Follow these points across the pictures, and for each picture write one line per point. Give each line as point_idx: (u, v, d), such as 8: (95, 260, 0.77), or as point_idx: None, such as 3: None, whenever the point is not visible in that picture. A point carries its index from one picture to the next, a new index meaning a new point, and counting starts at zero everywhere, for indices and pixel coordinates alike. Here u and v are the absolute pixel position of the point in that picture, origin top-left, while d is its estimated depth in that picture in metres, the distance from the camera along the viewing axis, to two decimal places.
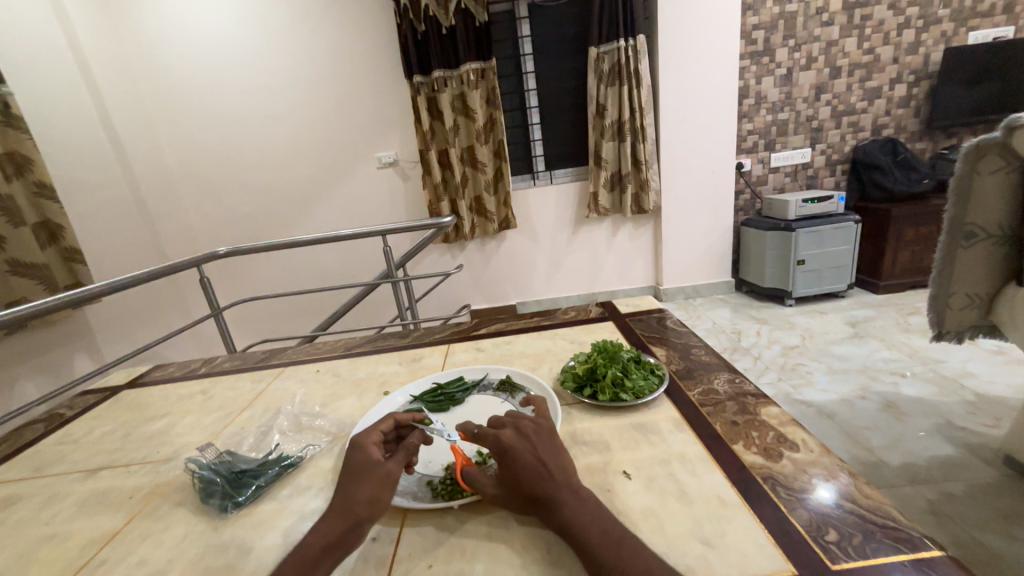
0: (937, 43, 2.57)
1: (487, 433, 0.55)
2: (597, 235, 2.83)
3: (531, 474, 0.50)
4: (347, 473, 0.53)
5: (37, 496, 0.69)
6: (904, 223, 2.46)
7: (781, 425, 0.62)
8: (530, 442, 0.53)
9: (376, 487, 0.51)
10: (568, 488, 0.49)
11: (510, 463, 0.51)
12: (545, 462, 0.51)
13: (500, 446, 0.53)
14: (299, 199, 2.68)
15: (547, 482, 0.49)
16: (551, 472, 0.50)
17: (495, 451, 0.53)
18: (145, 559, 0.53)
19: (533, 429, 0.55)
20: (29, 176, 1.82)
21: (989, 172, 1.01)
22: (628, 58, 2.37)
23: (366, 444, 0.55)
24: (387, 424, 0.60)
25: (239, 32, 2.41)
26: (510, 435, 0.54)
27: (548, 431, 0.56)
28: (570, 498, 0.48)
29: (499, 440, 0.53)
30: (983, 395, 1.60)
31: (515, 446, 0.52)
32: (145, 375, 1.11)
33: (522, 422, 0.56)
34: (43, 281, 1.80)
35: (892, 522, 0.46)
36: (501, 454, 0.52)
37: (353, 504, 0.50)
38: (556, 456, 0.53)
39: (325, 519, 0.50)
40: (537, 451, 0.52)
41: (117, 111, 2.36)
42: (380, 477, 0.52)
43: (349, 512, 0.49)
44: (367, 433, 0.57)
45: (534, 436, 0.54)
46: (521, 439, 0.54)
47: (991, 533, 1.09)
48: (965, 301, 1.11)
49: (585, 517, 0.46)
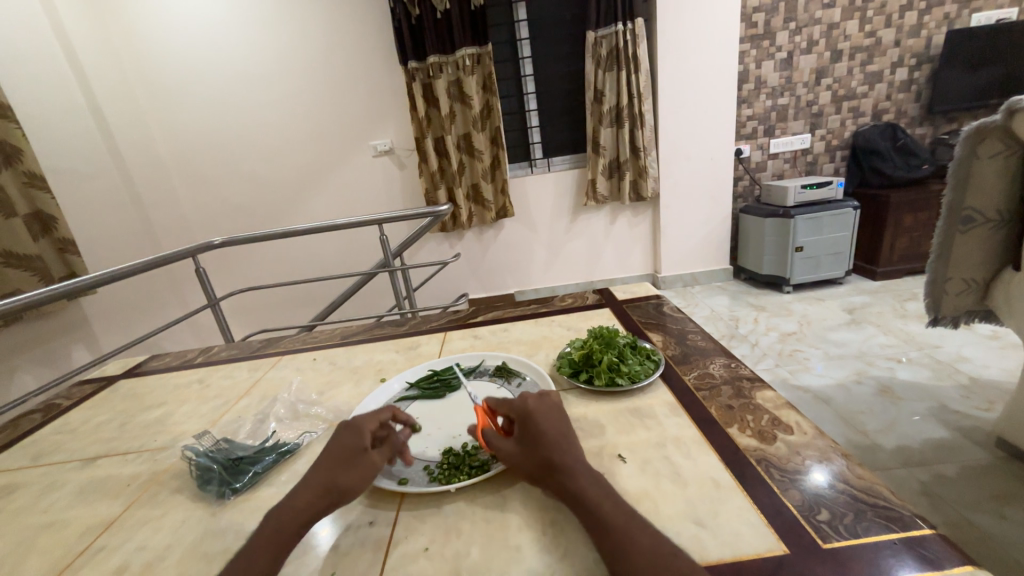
0: (939, 25, 2.53)
1: (517, 399, 0.58)
2: (596, 223, 2.82)
3: (550, 441, 0.52)
4: (336, 454, 0.54)
5: (36, 484, 0.70)
6: (902, 209, 2.45)
7: (776, 408, 0.62)
8: (554, 415, 0.56)
9: (358, 475, 0.52)
10: (581, 463, 0.50)
11: (533, 426, 0.54)
12: (565, 436, 0.53)
13: (527, 409, 0.55)
14: (294, 189, 2.66)
15: (565, 452, 0.51)
16: (569, 443, 0.52)
17: (521, 413, 0.56)
18: (143, 544, 0.54)
19: (556, 406, 0.58)
20: (18, 166, 1.80)
21: (988, 156, 1.00)
22: (626, 43, 2.34)
23: (362, 429, 0.56)
24: (384, 415, 0.59)
25: (229, 18, 2.36)
26: (536, 405, 0.56)
27: (568, 413, 0.58)
28: (582, 471, 0.49)
29: (528, 404, 0.56)
30: (977, 379, 1.62)
31: (540, 414, 0.55)
32: (143, 365, 1.11)
33: (548, 398, 0.59)
34: (38, 273, 1.79)
35: (884, 502, 0.46)
36: (527, 415, 0.55)
37: (334, 485, 0.50)
38: (573, 434, 0.54)
39: (304, 492, 0.50)
40: (558, 425, 0.55)
41: (106, 100, 2.32)
42: (366, 466, 0.53)
43: (327, 493, 0.50)
44: (365, 418, 0.58)
45: (557, 411, 0.57)
46: (545, 409, 0.56)
47: (982, 513, 1.10)
48: (962, 285, 1.11)
49: (595, 489, 0.47)
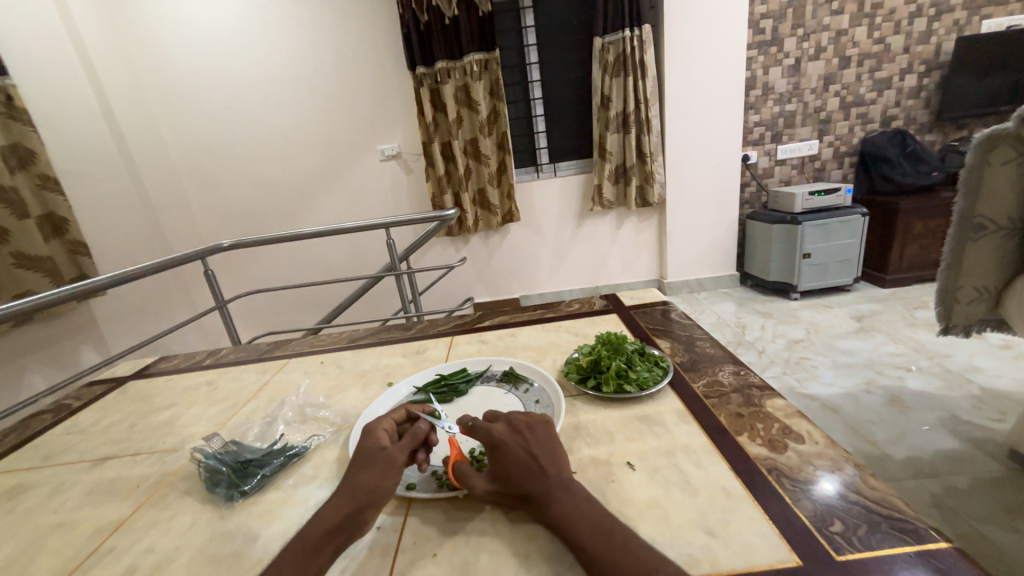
0: (949, 32, 2.52)
1: (480, 426, 0.56)
2: (601, 228, 2.82)
3: (520, 470, 0.51)
4: (358, 460, 0.54)
5: (45, 485, 0.70)
6: (912, 216, 2.43)
7: (787, 417, 0.62)
8: (521, 437, 0.54)
9: (378, 473, 0.52)
10: (558, 483, 0.49)
11: (499, 460, 0.52)
12: (535, 457, 0.52)
13: (490, 440, 0.54)
14: (301, 193, 2.68)
15: (538, 478, 0.50)
16: (541, 466, 0.51)
17: (487, 446, 0.54)
18: (153, 546, 0.54)
19: (524, 422, 0.56)
20: (33, 169, 1.83)
21: (1000, 164, 0.99)
22: (633, 49, 2.34)
23: (377, 429, 0.56)
24: (400, 414, 0.60)
25: (241, 23, 2.40)
26: (501, 430, 0.54)
27: (542, 424, 0.56)
28: (557, 494, 0.48)
29: (490, 435, 0.54)
30: (989, 389, 1.59)
31: (505, 440, 0.53)
32: (152, 366, 1.12)
33: (513, 416, 0.57)
34: (48, 273, 1.81)
35: (898, 514, 0.45)
36: (492, 448, 0.53)
37: (358, 489, 0.50)
38: (549, 448, 0.53)
39: (332, 501, 0.50)
40: (530, 447, 0.53)
41: (119, 104, 2.36)
42: (387, 463, 0.53)
43: (353, 497, 0.50)
44: (380, 419, 0.58)
45: (526, 429, 0.55)
46: (512, 432, 0.54)
47: (995, 526, 1.08)
48: (974, 294, 1.10)
49: (572, 512, 0.46)
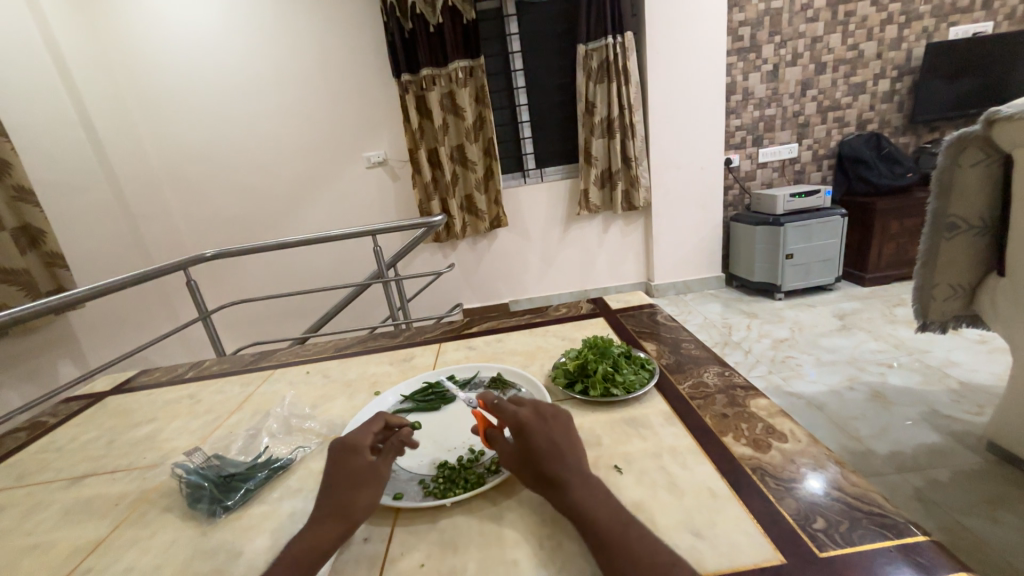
0: (919, 38, 2.61)
1: (507, 406, 0.56)
2: (589, 232, 2.84)
3: (546, 456, 0.50)
4: (343, 478, 0.52)
5: (20, 505, 0.68)
6: (889, 217, 2.50)
7: (770, 416, 0.62)
8: (546, 424, 0.54)
9: (371, 495, 0.51)
10: (579, 472, 0.49)
11: (525, 442, 0.52)
12: (559, 444, 0.51)
13: (517, 421, 0.53)
14: (286, 200, 2.65)
15: (560, 463, 0.50)
16: (564, 453, 0.50)
17: (512, 426, 0.53)
18: (131, 566, 0.53)
19: (549, 412, 0.55)
20: (7, 180, 1.78)
21: (970, 165, 1.03)
22: (616, 55, 2.37)
23: (363, 446, 0.54)
24: (378, 424, 0.58)
25: (223, 32, 2.38)
26: (529, 415, 0.54)
27: (565, 418, 0.56)
28: (578, 482, 0.48)
29: (517, 416, 0.53)
30: (967, 383, 1.64)
31: (532, 424, 0.53)
32: (132, 380, 1.09)
33: (541, 404, 0.56)
34: (24, 287, 1.76)
35: (878, 509, 0.46)
36: (518, 429, 0.53)
37: (351, 508, 0.49)
38: (570, 439, 0.53)
39: (321, 519, 0.49)
40: (554, 434, 0.52)
41: (98, 113, 2.32)
42: (378, 483, 0.52)
43: (346, 517, 0.49)
44: (361, 434, 0.56)
45: (550, 419, 0.54)
46: (538, 419, 0.54)
47: (976, 518, 1.11)
48: (948, 291, 1.13)
49: (593, 499, 0.47)
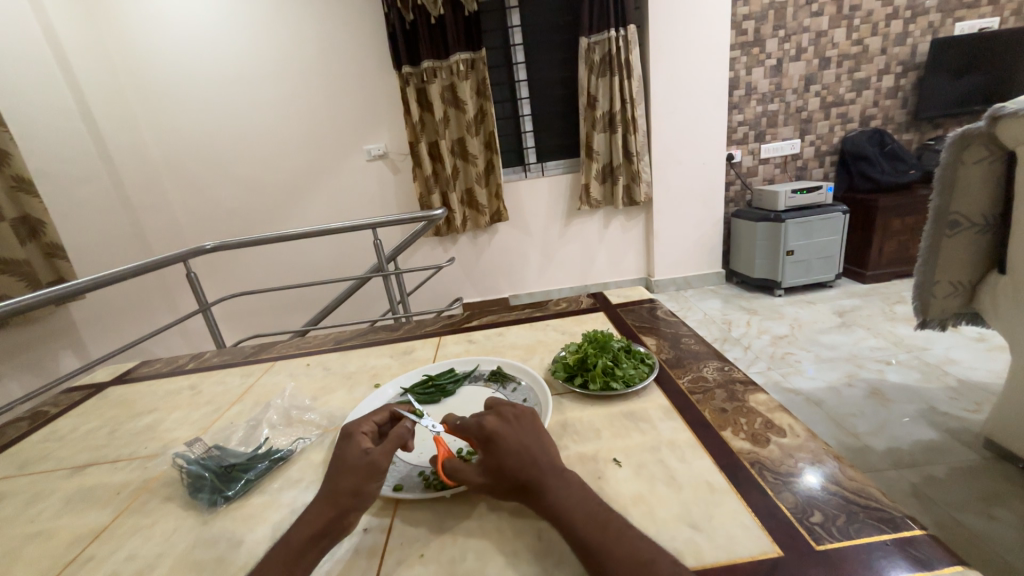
0: (924, 33, 2.59)
1: (469, 420, 0.54)
2: (589, 227, 2.83)
3: (518, 462, 0.50)
4: (338, 464, 0.52)
5: (22, 493, 0.68)
6: (890, 214, 2.49)
7: (769, 411, 0.63)
8: (512, 427, 0.53)
9: (357, 478, 0.50)
10: (551, 473, 0.49)
11: (494, 450, 0.51)
12: (530, 447, 0.51)
13: (484, 432, 0.52)
14: (287, 193, 2.65)
15: (532, 468, 0.49)
16: (535, 457, 0.50)
17: (478, 437, 0.52)
18: (134, 553, 0.53)
19: (513, 415, 0.55)
20: (6, 170, 1.78)
21: (972, 162, 1.03)
22: (619, 49, 2.36)
23: (356, 433, 0.55)
24: (382, 415, 0.59)
25: (223, 22, 2.36)
26: (493, 422, 0.53)
27: (530, 416, 0.56)
28: (554, 485, 0.48)
29: (483, 426, 0.52)
30: (965, 381, 1.64)
31: (498, 432, 0.52)
32: (133, 371, 1.09)
33: (503, 407, 0.56)
34: (25, 278, 1.76)
35: (875, 503, 0.47)
36: (486, 440, 0.52)
37: (338, 492, 0.49)
38: (539, 439, 0.53)
39: (314, 506, 0.49)
40: (521, 437, 0.52)
41: (98, 104, 2.30)
42: (367, 467, 0.51)
43: (335, 501, 0.49)
44: (359, 424, 0.57)
45: (515, 421, 0.54)
46: (504, 423, 0.53)
47: (971, 514, 1.12)
48: (949, 288, 1.13)
49: (569, 501, 0.47)
